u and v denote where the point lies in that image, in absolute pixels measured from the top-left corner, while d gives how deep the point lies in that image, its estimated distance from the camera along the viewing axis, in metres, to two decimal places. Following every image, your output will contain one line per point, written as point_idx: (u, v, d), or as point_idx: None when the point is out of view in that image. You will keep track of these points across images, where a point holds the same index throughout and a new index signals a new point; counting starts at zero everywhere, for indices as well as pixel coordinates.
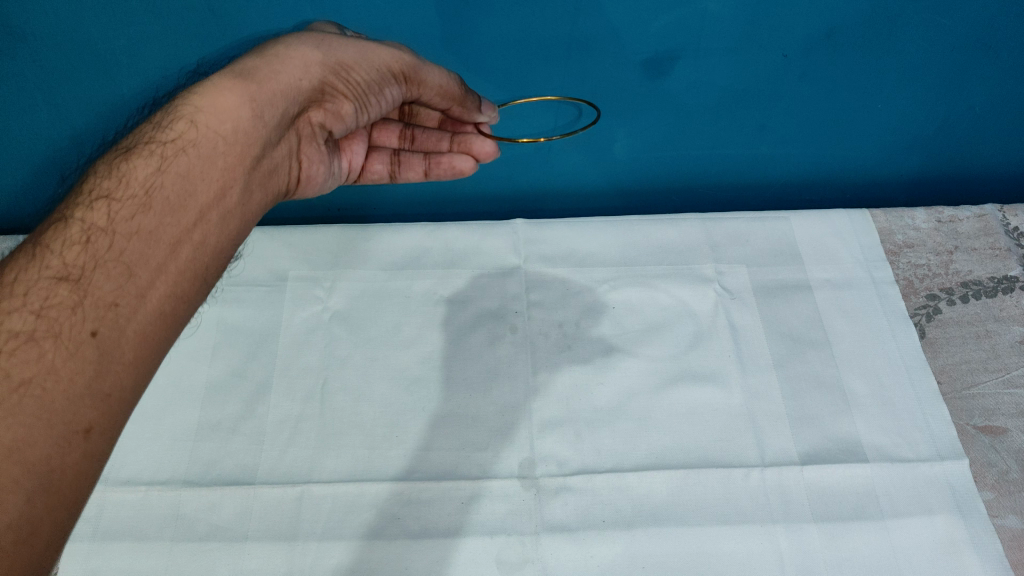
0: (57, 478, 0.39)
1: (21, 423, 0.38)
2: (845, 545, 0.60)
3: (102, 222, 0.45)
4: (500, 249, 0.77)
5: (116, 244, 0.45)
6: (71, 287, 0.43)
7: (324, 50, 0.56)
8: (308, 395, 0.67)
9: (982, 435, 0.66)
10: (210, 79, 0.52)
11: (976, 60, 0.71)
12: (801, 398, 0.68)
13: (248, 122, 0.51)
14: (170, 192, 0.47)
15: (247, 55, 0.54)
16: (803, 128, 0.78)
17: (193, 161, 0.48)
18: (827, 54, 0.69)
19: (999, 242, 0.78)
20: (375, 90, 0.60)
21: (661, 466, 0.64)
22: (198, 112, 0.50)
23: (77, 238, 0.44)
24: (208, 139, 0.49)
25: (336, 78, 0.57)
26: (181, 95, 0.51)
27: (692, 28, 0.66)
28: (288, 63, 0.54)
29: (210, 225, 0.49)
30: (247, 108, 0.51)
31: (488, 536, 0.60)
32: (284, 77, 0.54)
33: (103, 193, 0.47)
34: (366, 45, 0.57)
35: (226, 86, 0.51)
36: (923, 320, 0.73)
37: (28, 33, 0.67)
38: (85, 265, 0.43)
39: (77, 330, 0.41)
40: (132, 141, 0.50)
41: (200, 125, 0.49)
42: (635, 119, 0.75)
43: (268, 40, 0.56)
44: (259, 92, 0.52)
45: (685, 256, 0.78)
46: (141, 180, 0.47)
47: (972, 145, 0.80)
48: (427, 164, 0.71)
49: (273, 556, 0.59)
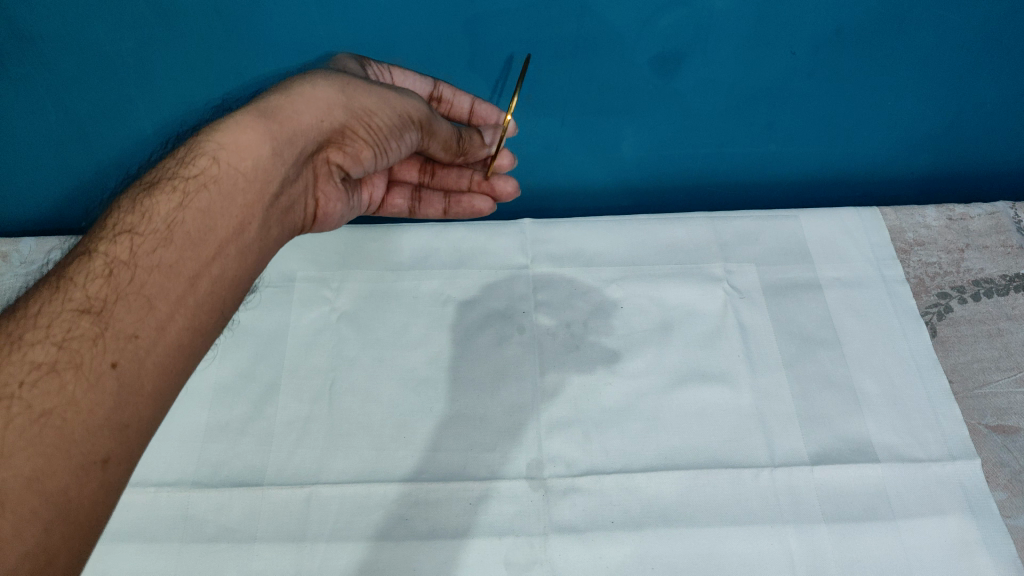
0: (75, 507, 0.40)
1: (39, 452, 0.39)
2: (855, 546, 0.60)
3: (124, 256, 0.46)
4: (508, 249, 0.77)
5: (137, 278, 0.45)
6: (93, 319, 0.43)
7: (348, 94, 0.56)
8: (315, 396, 0.67)
9: (994, 435, 0.65)
10: (232, 115, 0.52)
11: (987, 56, 0.70)
12: (811, 398, 0.68)
13: (268, 160, 0.51)
14: (191, 226, 0.47)
15: (269, 94, 0.54)
16: (813, 127, 0.77)
17: (213, 199, 0.48)
18: (838, 52, 0.69)
19: (1011, 239, 0.77)
20: (395, 136, 0.59)
21: (670, 466, 0.64)
22: (221, 149, 0.50)
23: (100, 271, 0.45)
24: (229, 175, 0.49)
25: (357, 123, 0.57)
26: (204, 131, 0.51)
27: (700, 26, 0.65)
28: (311, 104, 0.54)
29: (228, 257, 0.49)
30: (268, 147, 0.51)
31: (497, 536, 0.60)
32: (305, 119, 0.54)
33: (126, 227, 0.47)
34: (387, 94, 0.57)
35: (249, 123, 0.51)
36: (934, 318, 0.73)
37: (31, 39, 0.65)
38: (106, 298, 0.44)
39: (97, 362, 0.42)
40: (154, 175, 0.50)
41: (222, 162, 0.49)
42: (643, 119, 0.75)
43: (292, 78, 0.56)
44: (280, 133, 0.52)
45: (694, 256, 0.77)
46: (162, 215, 0.47)
47: (984, 141, 0.80)
48: (446, 203, 0.75)
49: (281, 556, 0.59)
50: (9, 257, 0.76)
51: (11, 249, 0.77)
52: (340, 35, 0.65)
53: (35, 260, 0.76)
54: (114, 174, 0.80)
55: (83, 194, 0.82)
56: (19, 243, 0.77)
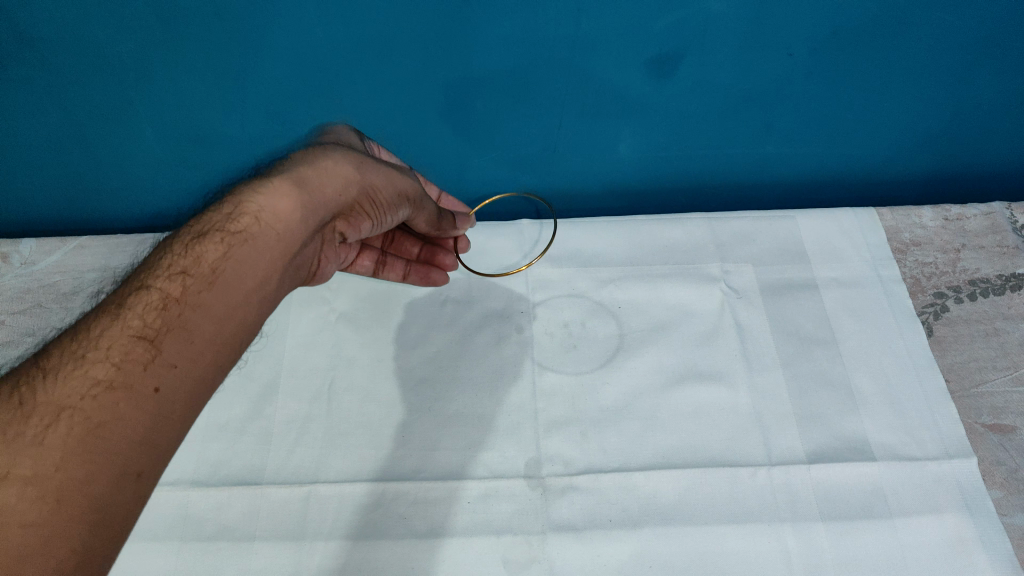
0: (110, 513, 0.42)
1: (88, 461, 0.41)
2: (852, 544, 0.60)
3: (177, 292, 0.48)
4: (506, 248, 0.79)
5: (185, 314, 0.47)
6: (147, 346, 0.45)
7: (364, 172, 0.58)
8: (315, 395, 0.67)
9: (990, 433, 0.66)
10: (265, 178, 0.53)
11: (981, 57, 0.70)
12: (808, 396, 0.68)
13: (296, 226, 0.53)
14: (232, 274, 0.49)
15: (294, 164, 0.55)
16: (809, 127, 0.78)
17: (253, 253, 0.50)
18: (833, 54, 0.69)
19: (1007, 239, 0.78)
20: (392, 211, 0.63)
21: (668, 465, 0.64)
22: (262, 214, 0.51)
23: (156, 302, 0.47)
24: (268, 237, 0.51)
25: (365, 199, 0.59)
26: (243, 191, 0.52)
27: (695, 28, 0.66)
28: (332, 180, 0.56)
29: (253, 306, 0.51)
30: (298, 215, 0.53)
31: (495, 535, 0.60)
32: (327, 193, 0.55)
33: (179, 267, 0.49)
34: (393, 172, 0.60)
35: (285, 194, 0.52)
36: (931, 317, 0.73)
37: (32, 39, 0.66)
38: (158, 329, 0.46)
39: (141, 385, 0.44)
40: (202, 222, 0.52)
41: (262, 225, 0.51)
42: (639, 119, 0.75)
43: (313, 150, 0.57)
44: (308, 203, 0.54)
45: (691, 256, 0.78)
46: (209, 259, 0.49)
47: (980, 141, 0.80)
48: (406, 270, 0.73)
49: (280, 555, 0.59)
50: (9, 257, 0.77)
51: (11, 249, 0.77)
52: (339, 36, 0.65)
53: (35, 261, 0.76)
54: (114, 176, 0.80)
55: (85, 195, 0.82)
56: (19, 244, 0.78)
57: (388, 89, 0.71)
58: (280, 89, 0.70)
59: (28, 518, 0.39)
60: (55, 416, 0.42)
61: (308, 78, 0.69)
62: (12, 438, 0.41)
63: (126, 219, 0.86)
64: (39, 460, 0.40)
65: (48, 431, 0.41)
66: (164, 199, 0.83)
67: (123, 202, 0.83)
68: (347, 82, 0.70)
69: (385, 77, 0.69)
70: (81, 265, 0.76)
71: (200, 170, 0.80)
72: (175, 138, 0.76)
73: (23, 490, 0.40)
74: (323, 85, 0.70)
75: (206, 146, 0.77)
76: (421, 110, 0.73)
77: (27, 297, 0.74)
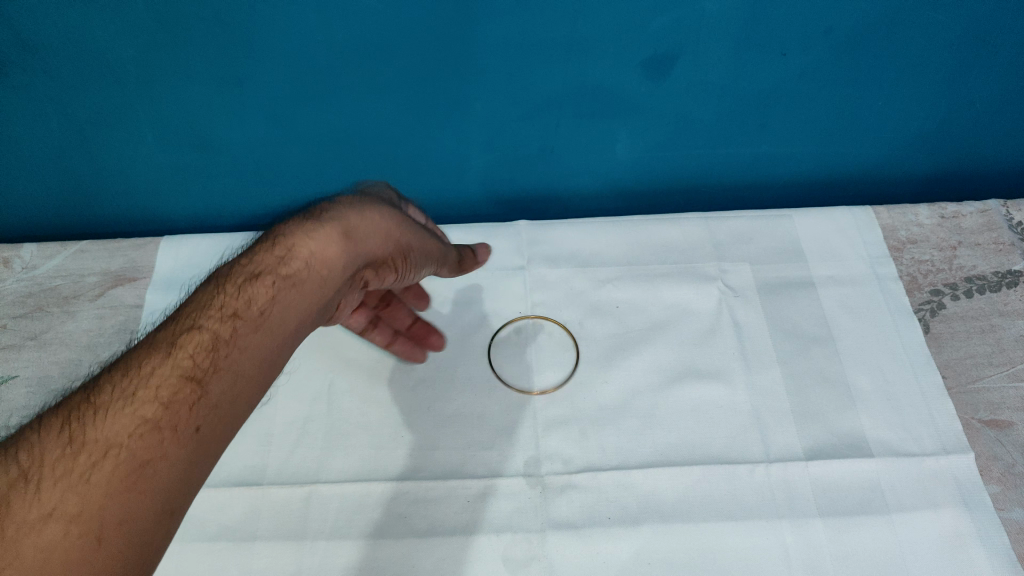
0: (148, 556, 0.39)
1: (133, 499, 0.39)
2: (849, 540, 0.60)
3: (225, 333, 0.46)
4: (505, 250, 0.78)
5: (231, 356, 0.46)
6: (195, 387, 0.43)
7: (401, 229, 0.58)
8: (314, 396, 0.68)
9: (987, 429, 0.66)
10: (314, 219, 0.53)
11: (974, 56, 0.71)
12: (805, 394, 0.68)
13: (337, 275, 0.53)
14: (277, 318, 0.48)
15: (339, 207, 0.55)
16: (805, 126, 0.78)
17: (298, 297, 0.50)
18: (828, 52, 0.70)
19: (1002, 236, 0.79)
20: (418, 269, 0.63)
21: (665, 463, 0.64)
22: (309, 259, 0.51)
23: (204, 341, 0.45)
24: (311, 283, 0.51)
25: (399, 256, 0.59)
26: (290, 231, 0.52)
27: (691, 28, 0.66)
28: (373, 235, 0.56)
29: (286, 351, 0.50)
30: (341, 265, 0.53)
31: (495, 533, 0.60)
32: (369, 246, 0.55)
33: (227, 306, 0.48)
34: (425, 233, 0.61)
35: (333, 242, 0.52)
36: (928, 315, 0.73)
37: (34, 44, 0.66)
38: (207, 369, 0.44)
39: (186, 425, 0.42)
40: (245, 262, 0.51)
41: (309, 270, 0.51)
42: (635, 120, 0.76)
43: (356, 197, 0.57)
44: (353, 250, 0.54)
45: (688, 256, 0.78)
46: (257, 302, 0.48)
47: (974, 139, 0.81)
48: (392, 339, 0.69)
49: (281, 555, 0.59)
50: (11, 262, 0.77)
51: (13, 254, 0.78)
52: (337, 40, 0.66)
53: (37, 265, 0.77)
54: (114, 182, 0.80)
55: (85, 200, 0.82)
56: (21, 249, 0.78)
57: (385, 92, 0.71)
58: (279, 91, 0.71)
59: (70, 556, 0.36)
60: (104, 453, 0.39)
61: (308, 81, 0.70)
62: (59, 473, 0.38)
63: (126, 223, 0.86)
64: (83, 497, 0.38)
65: (95, 467, 0.39)
66: (164, 203, 0.83)
67: (124, 207, 0.84)
68: (345, 85, 0.70)
69: (384, 80, 0.70)
70: (82, 268, 0.77)
71: (199, 175, 0.80)
72: (177, 142, 0.76)
73: (66, 526, 0.37)
74: (323, 88, 0.71)
75: (208, 151, 0.77)
76: (419, 114, 0.74)
77: (29, 301, 0.74)
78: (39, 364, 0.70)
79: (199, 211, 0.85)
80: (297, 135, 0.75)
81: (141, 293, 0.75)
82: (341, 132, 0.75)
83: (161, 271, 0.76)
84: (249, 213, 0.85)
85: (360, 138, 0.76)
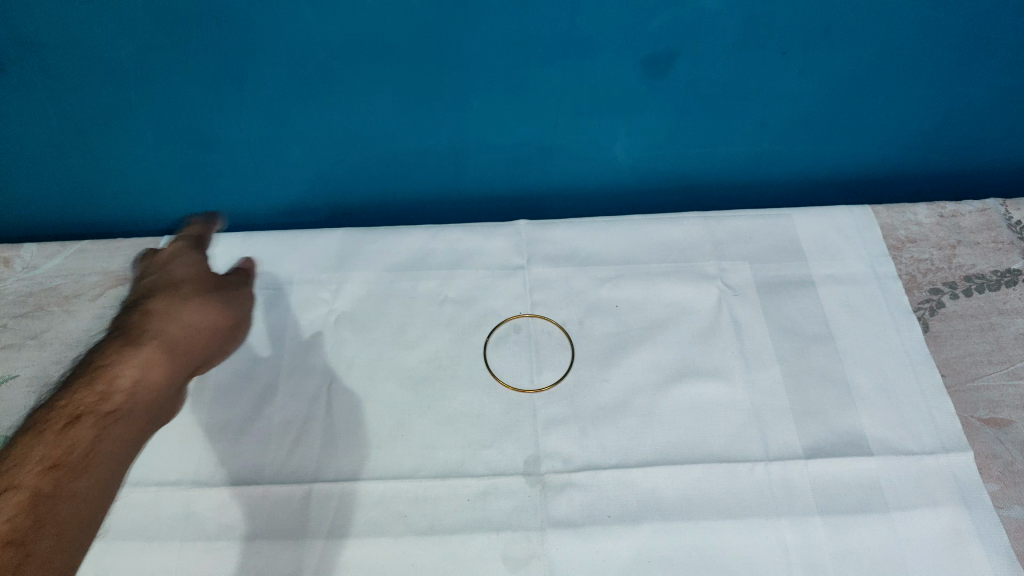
0: None
1: None
2: (849, 538, 0.60)
3: (46, 489, 0.53)
4: (504, 249, 0.78)
5: (55, 507, 0.53)
6: (13, 549, 0.50)
7: (216, 324, 0.68)
8: (314, 396, 0.68)
9: (986, 427, 0.66)
10: (132, 346, 0.62)
11: (972, 54, 0.71)
12: (804, 392, 0.68)
13: (163, 391, 0.63)
14: (104, 454, 0.56)
15: (154, 324, 0.64)
16: (803, 125, 0.78)
17: (122, 429, 0.58)
18: (826, 52, 0.70)
19: (1002, 236, 0.79)
20: (234, 338, 0.70)
21: (665, 461, 0.64)
22: (132, 382, 0.60)
23: (19, 501, 0.52)
24: (141, 406, 0.60)
25: (217, 343, 0.68)
26: (104, 360, 0.60)
27: (689, 27, 0.66)
28: (183, 330, 0.65)
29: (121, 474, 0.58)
30: (165, 378, 0.63)
31: (494, 532, 0.60)
32: (178, 343, 0.64)
33: (47, 460, 0.54)
34: (229, 306, 0.69)
35: (151, 361, 0.62)
36: (927, 313, 0.74)
37: (34, 44, 0.66)
38: (25, 530, 0.51)
39: (13, 556, 0.50)
40: (63, 400, 0.58)
41: (133, 395, 0.60)
42: (634, 119, 0.76)
43: (163, 304, 0.66)
44: (176, 362, 0.64)
45: (687, 255, 0.78)
46: (78, 447, 0.55)
47: (973, 137, 0.81)
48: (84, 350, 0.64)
49: (281, 554, 0.59)
50: (12, 263, 0.77)
51: (14, 254, 0.78)
52: (337, 39, 0.66)
53: (37, 265, 0.77)
54: (113, 181, 0.80)
55: (85, 199, 0.82)
56: (22, 248, 0.78)
57: (383, 92, 0.71)
58: (278, 90, 0.71)
59: None
60: None
61: (305, 80, 0.70)
62: None
63: (125, 222, 0.86)
64: None
65: None
66: (163, 202, 0.83)
67: (123, 206, 0.84)
68: (344, 84, 0.71)
69: (381, 79, 0.70)
70: (82, 268, 0.77)
71: (198, 174, 0.80)
72: (175, 142, 0.76)
73: None
74: (321, 87, 0.71)
75: (206, 151, 0.77)
76: (417, 113, 0.74)
77: (30, 301, 0.75)
78: (40, 364, 0.70)
79: (197, 211, 0.85)
80: (296, 134, 0.76)
81: None
82: (339, 132, 0.75)
83: None
84: (248, 212, 0.85)
85: (358, 137, 0.76)
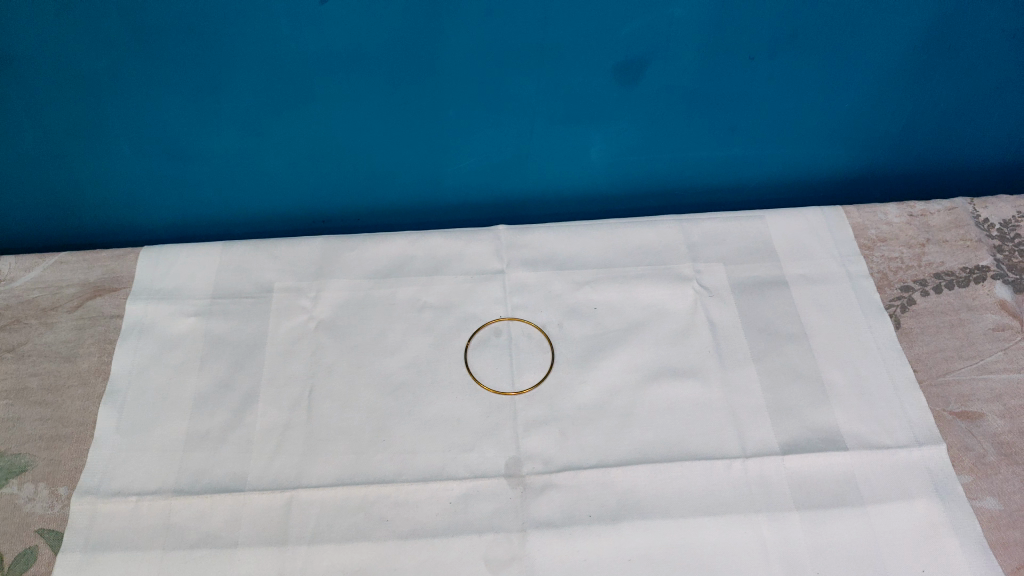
0: None
1: None
2: (826, 532, 0.61)
3: None
4: (482, 254, 0.78)
5: None
6: None
7: (78, 333, 0.73)
8: (294, 403, 0.68)
9: (958, 421, 0.68)
10: (18, 361, 0.71)
11: (935, 56, 0.74)
12: (780, 391, 0.69)
13: (28, 403, 0.68)
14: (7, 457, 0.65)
15: (29, 344, 0.72)
16: (774, 128, 0.79)
17: (16, 436, 0.66)
18: (794, 56, 0.72)
19: (970, 233, 0.81)
20: (110, 330, 0.73)
21: (645, 460, 0.65)
22: (16, 385, 0.69)
23: None
24: (25, 418, 0.67)
25: (85, 344, 0.72)
26: None
27: (660, 33, 0.68)
28: (53, 345, 0.72)
29: (57, 475, 0.64)
30: (30, 392, 0.69)
31: (476, 534, 0.61)
32: (38, 363, 0.71)
33: None
34: (86, 314, 0.74)
35: (32, 371, 0.70)
36: (898, 310, 0.75)
37: (10, 57, 0.67)
38: None
39: None
40: None
41: (17, 401, 0.68)
42: (608, 125, 0.77)
43: (38, 326, 0.73)
44: (52, 375, 0.70)
45: (664, 256, 0.79)
46: None
47: (938, 138, 0.83)
48: None
49: (263, 561, 0.59)
50: None
51: None
52: (313, 50, 0.67)
53: (15, 277, 0.77)
54: (90, 193, 0.80)
55: (61, 211, 0.82)
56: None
57: (359, 100, 0.72)
58: (254, 101, 0.71)
59: None
60: None
61: (282, 90, 0.70)
62: None
63: (104, 234, 0.86)
64: None
65: None
66: (141, 214, 0.83)
67: (101, 218, 0.83)
68: (321, 94, 0.71)
69: (358, 87, 0.71)
70: (60, 279, 0.77)
71: (176, 184, 0.80)
72: (152, 153, 0.76)
73: None
74: (297, 97, 0.71)
75: (184, 161, 0.77)
76: (394, 121, 0.74)
77: (7, 313, 0.74)
78: (19, 375, 0.70)
79: (176, 222, 0.85)
80: (273, 144, 0.76)
81: (119, 303, 0.75)
82: (317, 140, 0.76)
83: (139, 282, 0.76)
84: (225, 222, 0.85)
85: (336, 145, 0.77)
